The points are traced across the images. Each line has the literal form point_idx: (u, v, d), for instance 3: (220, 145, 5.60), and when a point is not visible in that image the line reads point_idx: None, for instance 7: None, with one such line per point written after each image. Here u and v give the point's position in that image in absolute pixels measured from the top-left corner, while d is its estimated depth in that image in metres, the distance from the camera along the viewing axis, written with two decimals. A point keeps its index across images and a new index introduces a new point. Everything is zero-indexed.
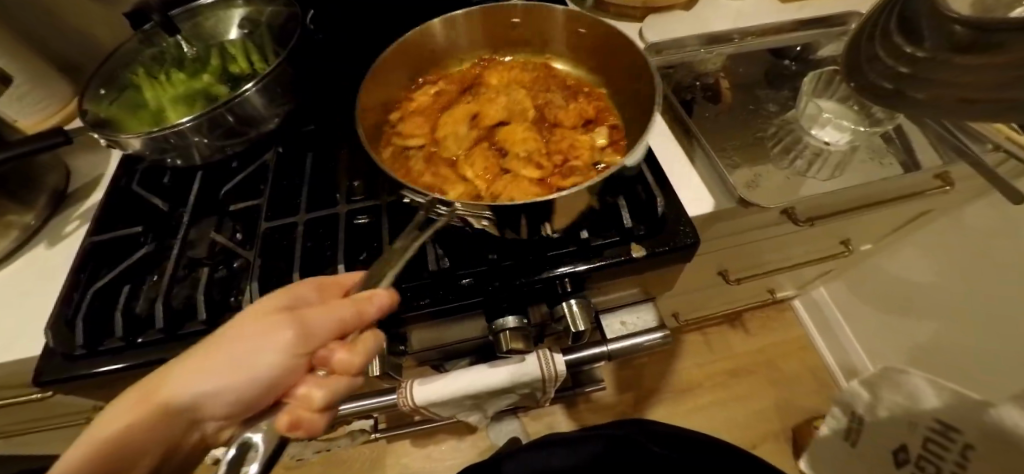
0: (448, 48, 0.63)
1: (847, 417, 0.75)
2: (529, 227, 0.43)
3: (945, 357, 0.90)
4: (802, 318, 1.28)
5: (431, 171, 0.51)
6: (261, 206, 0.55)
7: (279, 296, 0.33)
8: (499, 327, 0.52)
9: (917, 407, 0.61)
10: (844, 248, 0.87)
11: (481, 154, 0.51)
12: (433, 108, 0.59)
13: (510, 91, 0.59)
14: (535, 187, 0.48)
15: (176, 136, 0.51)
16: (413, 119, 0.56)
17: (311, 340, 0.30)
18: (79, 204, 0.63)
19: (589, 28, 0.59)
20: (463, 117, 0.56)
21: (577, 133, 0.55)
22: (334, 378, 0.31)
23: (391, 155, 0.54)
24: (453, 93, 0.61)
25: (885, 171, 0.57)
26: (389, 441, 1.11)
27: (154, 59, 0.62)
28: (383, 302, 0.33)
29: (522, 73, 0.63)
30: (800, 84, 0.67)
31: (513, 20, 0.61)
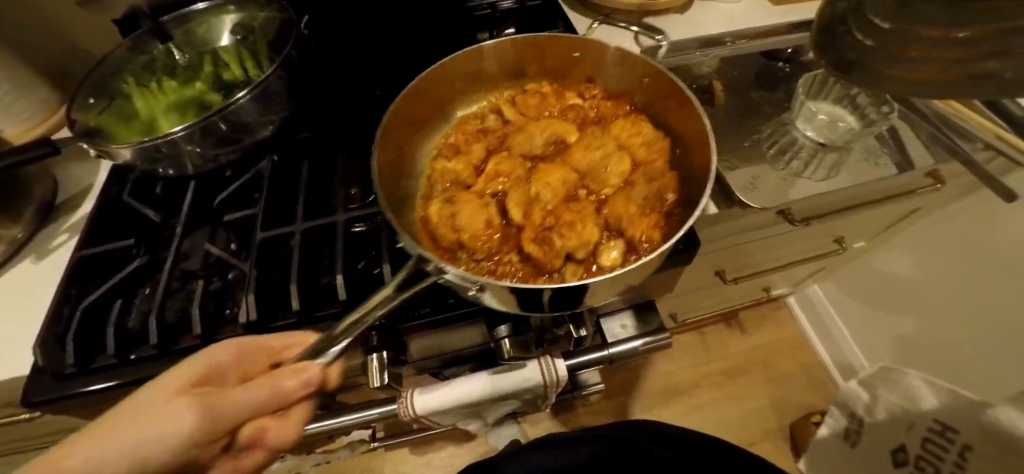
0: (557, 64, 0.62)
1: (847, 419, 0.76)
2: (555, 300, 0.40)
3: (934, 355, 0.92)
4: (798, 316, 1.29)
5: (475, 143, 0.59)
6: (256, 216, 0.54)
7: (193, 367, 0.34)
8: (498, 334, 0.52)
9: (916, 408, 0.61)
10: (838, 246, 0.88)
11: (519, 167, 0.54)
12: (543, 109, 0.60)
13: (617, 148, 0.54)
14: (486, 213, 0.49)
15: (168, 145, 0.50)
16: (525, 101, 0.60)
17: (220, 424, 0.33)
18: (68, 215, 0.61)
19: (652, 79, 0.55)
20: (546, 130, 0.57)
21: (594, 221, 0.48)
22: (250, 453, 0.38)
23: (481, 115, 0.63)
24: (592, 112, 0.60)
25: (878, 172, 0.57)
26: (387, 448, 1.10)
27: (144, 66, 0.60)
28: (313, 377, 0.33)
29: (635, 158, 0.54)
30: (793, 85, 0.67)
31: (578, 55, 0.59)
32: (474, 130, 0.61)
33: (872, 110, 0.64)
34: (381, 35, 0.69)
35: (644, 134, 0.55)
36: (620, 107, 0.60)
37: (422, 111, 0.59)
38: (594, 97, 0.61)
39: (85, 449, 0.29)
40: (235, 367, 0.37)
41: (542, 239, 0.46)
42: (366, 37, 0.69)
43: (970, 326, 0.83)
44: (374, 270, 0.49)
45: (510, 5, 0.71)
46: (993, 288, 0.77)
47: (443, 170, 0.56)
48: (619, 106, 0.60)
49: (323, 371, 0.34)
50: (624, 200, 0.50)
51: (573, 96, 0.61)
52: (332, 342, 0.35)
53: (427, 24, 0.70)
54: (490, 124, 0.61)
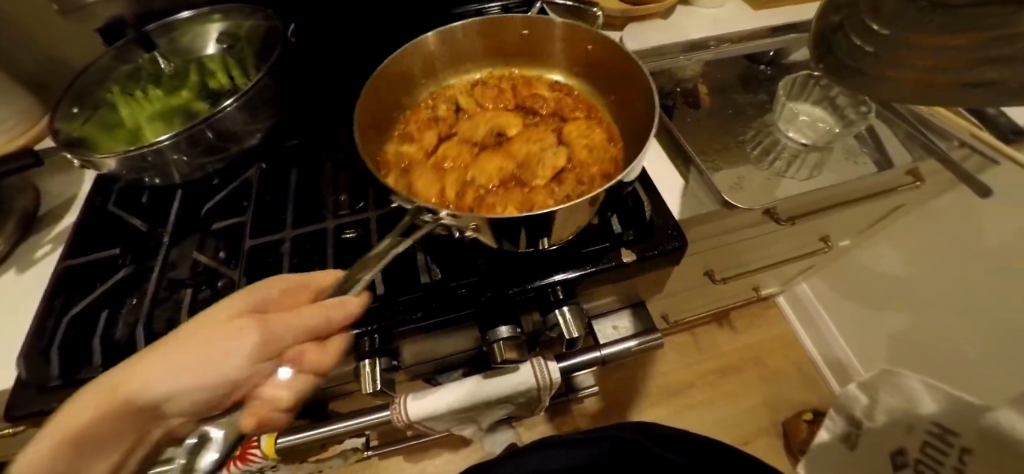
0: (513, 45, 0.63)
1: (844, 421, 0.72)
2: (530, 233, 0.42)
3: (931, 353, 0.92)
4: (787, 314, 1.30)
5: (428, 130, 0.57)
6: (245, 224, 0.54)
7: (244, 298, 0.34)
8: (493, 337, 0.51)
9: (917, 409, 0.58)
10: (823, 244, 0.89)
11: (462, 154, 0.53)
12: (499, 96, 0.61)
13: (559, 144, 0.54)
14: (430, 188, 0.49)
15: (154, 154, 0.50)
16: (481, 92, 0.61)
17: (274, 344, 0.32)
18: (52, 226, 0.60)
19: (597, 44, 0.58)
20: (492, 121, 0.56)
21: (531, 201, 0.47)
22: (297, 379, 0.34)
23: (435, 103, 0.61)
24: (549, 108, 0.60)
25: (858, 170, 0.59)
26: (381, 457, 1.09)
27: (129, 76, 0.60)
28: (353, 308, 0.36)
29: (584, 148, 0.53)
30: (774, 87, 0.69)
31: (520, 31, 0.61)
32: (426, 117, 0.59)
33: (851, 110, 0.66)
34: (369, 43, 0.69)
35: (596, 130, 0.56)
36: (581, 106, 0.60)
37: (392, 98, 0.58)
38: (553, 89, 0.62)
39: (143, 374, 0.28)
40: (279, 304, 0.36)
41: (469, 221, 0.47)
42: (354, 44, 0.69)
43: (967, 326, 0.83)
44: None
45: (496, 12, 0.72)
46: (986, 289, 0.78)
47: (396, 152, 0.55)
48: (577, 103, 0.61)
49: (360, 302, 0.36)
50: (546, 192, 0.48)
51: (539, 88, 0.62)
52: (358, 277, 0.37)
53: (415, 31, 0.70)
54: (440, 112, 0.59)
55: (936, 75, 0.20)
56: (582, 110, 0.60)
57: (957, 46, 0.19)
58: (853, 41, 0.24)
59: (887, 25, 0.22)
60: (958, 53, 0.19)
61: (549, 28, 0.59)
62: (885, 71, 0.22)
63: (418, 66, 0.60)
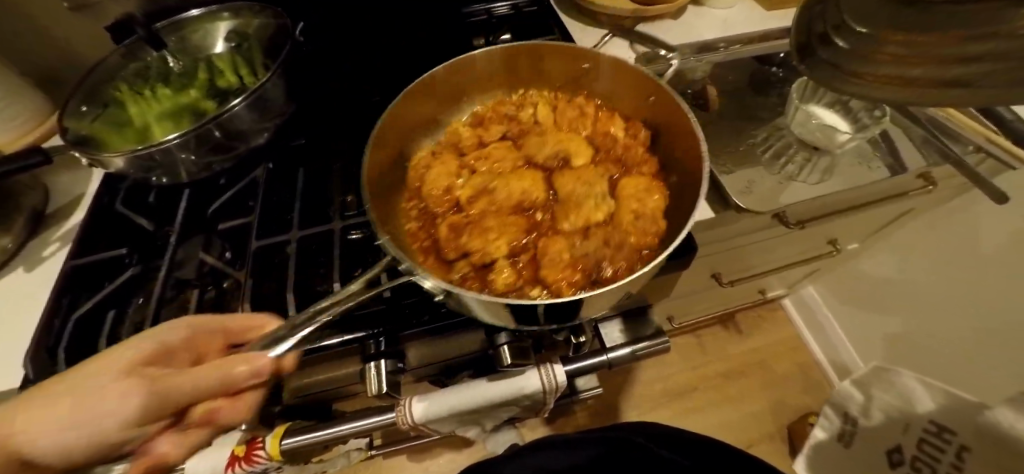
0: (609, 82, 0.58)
1: (840, 419, 0.70)
2: (553, 314, 0.41)
3: (938, 358, 0.90)
4: (793, 317, 1.29)
5: (496, 124, 0.59)
6: (251, 224, 0.54)
7: (144, 347, 0.35)
8: (497, 341, 0.54)
9: (912, 409, 0.58)
10: (832, 248, 0.88)
11: (508, 160, 0.55)
12: (570, 128, 0.58)
13: (609, 201, 0.50)
14: (444, 173, 0.53)
15: (162, 153, 0.50)
16: (564, 112, 0.59)
17: (164, 405, 0.33)
18: (59, 225, 0.61)
19: (674, 118, 0.51)
20: (559, 146, 0.55)
21: (517, 233, 0.48)
22: (194, 431, 0.38)
23: (520, 101, 0.62)
24: (630, 148, 0.55)
25: (871, 175, 0.58)
26: (384, 455, 1.09)
27: (137, 74, 0.60)
28: (265, 368, 0.34)
29: (612, 219, 0.49)
30: (785, 90, 0.68)
31: (583, 65, 0.58)
32: (503, 113, 0.60)
33: (865, 114, 0.65)
34: (378, 41, 0.69)
35: (648, 203, 0.49)
36: (639, 165, 0.54)
37: (454, 94, 0.60)
38: (628, 130, 0.56)
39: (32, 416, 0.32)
40: (190, 348, 0.38)
41: (457, 230, 0.48)
42: (363, 43, 0.69)
43: (965, 332, 0.83)
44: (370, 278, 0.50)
45: (505, 12, 0.72)
46: (983, 288, 0.78)
47: (453, 132, 0.59)
48: (647, 160, 0.54)
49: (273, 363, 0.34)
50: (566, 244, 0.46)
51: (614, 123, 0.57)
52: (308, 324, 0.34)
53: (424, 30, 0.70)
54: (521, 114, 0.60)
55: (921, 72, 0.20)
56: (644, 168, 0.54)
57: (937, 45, 0.19)
58: (830, 37, 0.25)
59: (866, 23, 0.22)
60: (936, 53, 0.19)
61: (641, 77, 0.54)
62: (866, 72, 0.22)
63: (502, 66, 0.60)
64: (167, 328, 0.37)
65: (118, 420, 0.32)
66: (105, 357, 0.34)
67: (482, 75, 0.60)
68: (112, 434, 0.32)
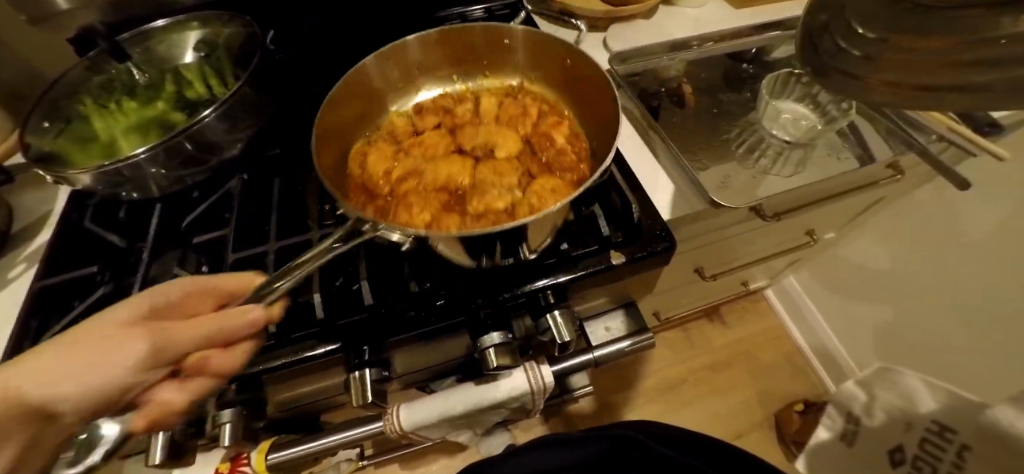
0: (547, 63, 0.61)
1: (842, 416, 0.50)
2: (506, 247, 0.43)
3: (928, 356, 0.91)
4: (775, 307, 1.32)
5: (432, 115, 0.60)
6: (228, 237, 0.53)
7: (146, 303, 0.31)
8: (482, 344, 0.51)
9: (914, 410, 0.43)
10: (809, 238, 0.90)
11: (440, 146, 0.55)
12: (506, 122, 0.58)
13: (517, 194, 0.49)
14: (381, 158, 0.54)
15: (131, 168, 0.48)
16: (507, 106, 0.60)
17: (172, 352, 0.30)
18: (26, 245, 0.59)
19: (598, 89, 0.53)
20: (489, 135, 0.55)
21: (438, 214, 0.47)
22: (193, 381, 0.33)
23: (462, 96, 0.63)
24: (559, 149, 0.55)
25: (842, 166, 0.59)
26: (377, 465, 1.08)
27: (102, 87, 0.58)
28: (259, 317, 0.33)
29: (521, 201, 0.48)
30: (758, 86, 0.69)
31: (505, 40, 0.61)
32: (441, 106, 0.61)
33: (833, 107, 0.66)
34: (351, 47, 0.68)
35: (554, 188, 0.49)
36: (566, 159, 0.53)
37: (394, 85, 0.63)
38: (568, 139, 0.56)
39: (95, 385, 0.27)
40: (194, 308, 0.34)
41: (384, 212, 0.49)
42: (337, 49, 0.68)
43: (952, 326, 0.85)
44: (352, 286, 0.49)
45: (480, 15, 0.71)
46: (958, 282, 0.82)
47: (391, 122, 0.61)
48: (575, 158, 0.54)
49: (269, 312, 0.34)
50: (458, 222, 0.47)
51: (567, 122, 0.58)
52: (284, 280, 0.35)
53: (398, 36, 0.69)
54: (461, 107, 0.60)
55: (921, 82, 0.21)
56: (570, 156, 0.54)
57: (949, 50, 0.19)
58: (835, 41, 0.25)
59: (871, 28, 0.23)
60: (947, 56, 0.19)
61: (566, 51, 0.56)
62: (871, 77, 0.23)
63: (448, 54, 0.63)
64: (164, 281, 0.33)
65: (134, 364, 0.28)
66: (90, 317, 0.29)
67: (425, 64, 0.63)
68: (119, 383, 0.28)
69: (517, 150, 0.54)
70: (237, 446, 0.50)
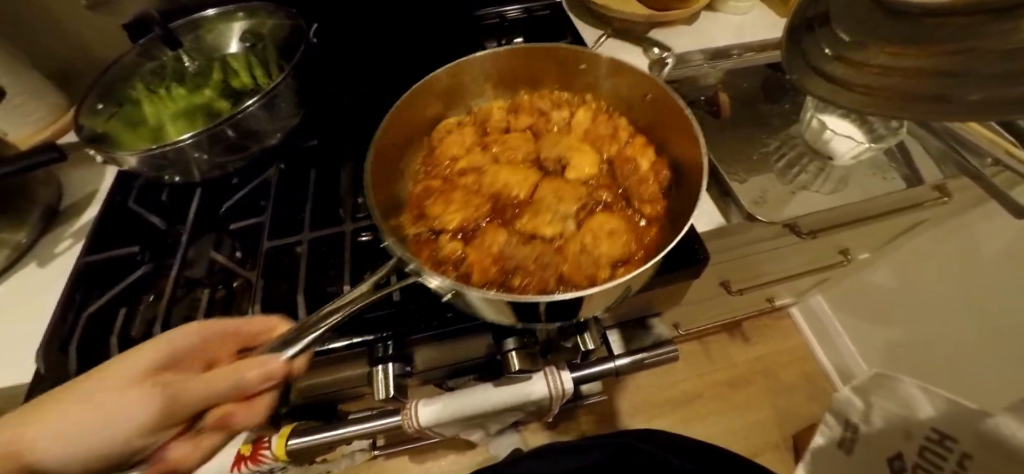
0: (638, 88, 0.56)
1: (840, 425, 0.53)
2: (553, 313, 0.40)
3: (955, 379, 0.88)
4: (800, 326, 1.28)
5: (526, 115, 0.59)
6: (263, 225, 0.54)
7: (159, 349, 0.33)
8: (505, 347, 0.51)
9: (913, 415, 0.44)
10: (843, 257, 0.88)
11: (521, 150, 0.55)
12: (588, 147, 0.55)
13: (568, 226, 0.47)
14: (465, 138, 0.57)
15: (175, 153, 0.50)
16: (596, 130, 0.57)
17: (174, 411, 0.32)
18: (73, 221, 0.61)
19: (689, 152, 0.49)
20: (564, 159, 0.53)
21: (483, 212, 0.50)
22: (207, 437, 0.34)
23: (565, 103, 0.60)
24: (636, 181, 0.52)
25: (887, 186, 0.57)
26: (386, 456, 1.09)
27: (153, 73, 0.60)
28: (274, 373, 0.32)
29: (568, 242, 0.46)
30: (800, 98, 0.67)
31: (578, 65, 0.58)
32: (536, 106, 0.60)
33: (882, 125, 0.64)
34: (390, 43, 0.69)
35: (606, 245, 0.46)
36: (626, 205, 0.51)
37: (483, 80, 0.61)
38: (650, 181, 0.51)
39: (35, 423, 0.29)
40: (205, 352, 0.36)
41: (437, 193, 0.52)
42: (377, 44, 0.69)
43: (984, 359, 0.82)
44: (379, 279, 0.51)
45: (518, 15, 0.71)
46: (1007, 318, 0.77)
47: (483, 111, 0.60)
48: (645, 215, 0.50)
49: (286, 366, 0.32)
50: (501, 239, 0.46)
51: (652, 162, 0.53)
52: (299, 337, 0.33)
53: (437, 33, 0.70)
54: (553, 116, 0.59)
55: (913, 80, 0.24)
56: (637, 210, 0.50)
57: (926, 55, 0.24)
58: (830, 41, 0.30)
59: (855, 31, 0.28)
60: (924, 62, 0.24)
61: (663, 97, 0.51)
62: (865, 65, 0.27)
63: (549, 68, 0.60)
64: (177, 331, 0.34)
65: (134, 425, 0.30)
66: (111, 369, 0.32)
67: (519, 80, 0.62)
68: (122, 439, 0.30)
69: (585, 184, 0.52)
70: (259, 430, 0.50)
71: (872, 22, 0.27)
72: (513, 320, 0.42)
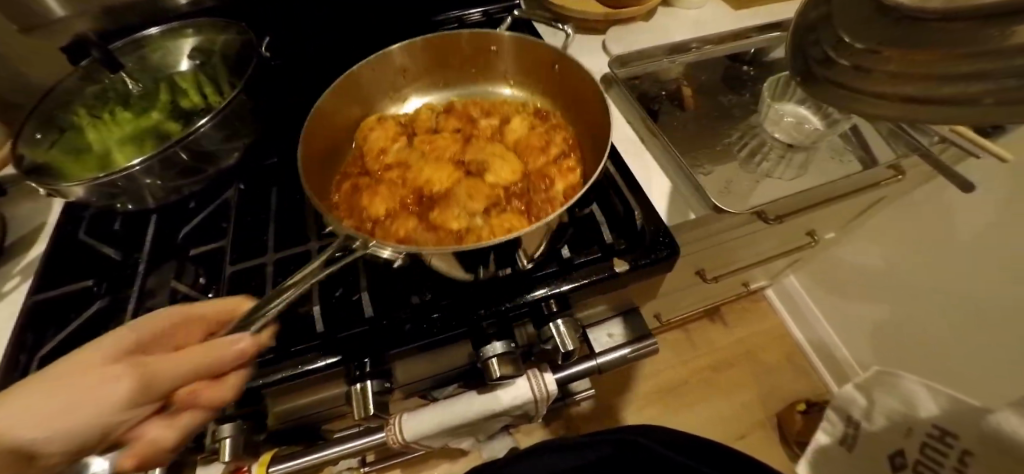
0: (570, 77, 0.57)
1: (843, 422, 0.65)
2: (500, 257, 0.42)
3: (938, 360, 0.90)
4: (776, 307, 1.32)
5: (456, 119, 0.59)
6: (225, 248, 0.52)
7: (120, 336, 0.29)
8: (487, 354, 0.50)
9: (915, 413, 0.53)
10: (810, 239, 0.90)
11: (445, 147, 0.55)
12: (513, 151, 0.55)
13: (475, 220, 0.47)
14: (388, 130, 0.57)
15: (125, 180, 0.48)
16: (526, 138, 0.55)
17: (152, 390, 0.28)
18: (20, 258, 0.58)
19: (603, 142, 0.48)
20: (481, 155, 0.52)
21: (397, 202, 0.50)
22: (182, 416, 0.31)
23: (499, 110, 0.61)
24: (552, 194, 0.50)
25: (845, 169, 0.59)
26: (378, 471, 1.07)
27: (96, 96, 0.57)
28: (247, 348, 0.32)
29: (472, 234, 0.46)
30: (758, 88, 0.69)
31: (491, 47, 0.62)
32: (467, 113, 0.60)
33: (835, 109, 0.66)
34: (348, 53, 0.68)
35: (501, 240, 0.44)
36: (538, 207, 0.49)
37: (418, 74, 0.65)
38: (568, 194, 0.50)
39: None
40: (167, 339, 0.32)
41: (357, 188, 0.53)
42: (334, 54, 0.67)
43: (948, 320, 0.86)
44: (352, 296, 0.50)
45: (477, 19, 0.71)
46: (961, 280, 0.81)
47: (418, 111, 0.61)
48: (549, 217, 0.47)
49: (257, 340, 0.32)
50: (409, 228, 0.47)
51: (574, 174, 0.52)
52: (269, 307, 0.34)
53: (395, 40, 0.69)
54: (482, 122, 0.58)
55: (931, 86, 0.22)
56: (544, 211, 0.48)
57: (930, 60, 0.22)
58: (829, 55, 0.28)
59: (859, 37, 0.25)
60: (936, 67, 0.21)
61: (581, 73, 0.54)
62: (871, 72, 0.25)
63: (478, 58, 0.64)
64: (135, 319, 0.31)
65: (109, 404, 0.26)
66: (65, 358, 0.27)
67: (452, 75, 0.66)
68: (103, 417, 0.26)
69: (499, 193, 0.50)
70: (237, 461, 0.48)
71: (868, 26, 0.25)
72: (467, 271, 0.43)
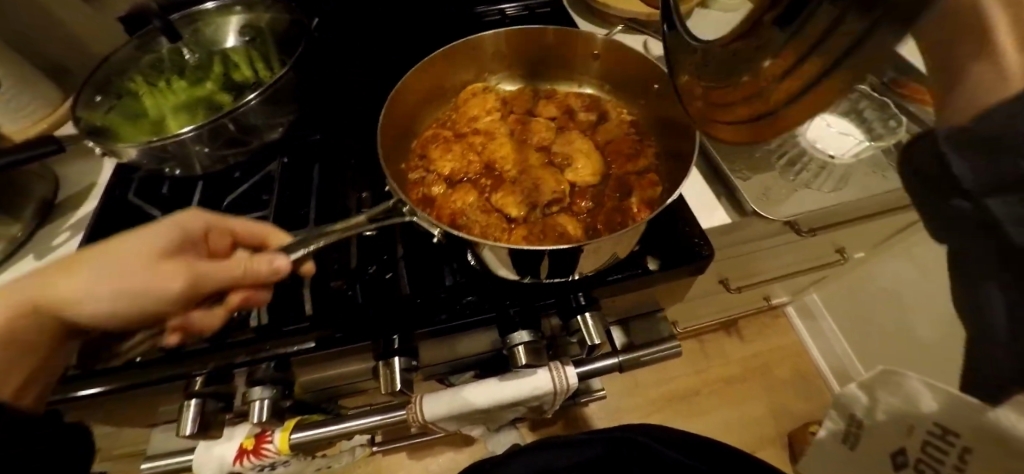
0: (664, 97, 0.53)
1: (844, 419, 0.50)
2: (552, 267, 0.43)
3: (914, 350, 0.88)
4: (796, 325, 1.29)
5: (553, 105, 0.58)
6: (264, 219, 0.53)
7: (169, 234, 0.38)
8: (512, 342, 0.50)
9: (914, 409, 0.38)
10: (838, 256, 0.89)
11: (532, 134, 0.55)
12: (595, 153, 0.53)
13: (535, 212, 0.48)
14: (486, 99, 0.58)
15: (176, 145, 0.50)
16: (614, 141, 0.54)
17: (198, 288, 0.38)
18: (70, 214, 0.60)
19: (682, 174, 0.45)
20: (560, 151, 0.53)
21: (471, 169, 0.53)
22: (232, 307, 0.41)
23: (593, 105, 0.58)
24: (626, 204, 0.49)
25: (887, 184, 0.58)
26: (385, 454, 1.09)
27: (152, 66, 0.59)
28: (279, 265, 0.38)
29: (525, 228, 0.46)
30: None
31: (592, 51, 0.58)
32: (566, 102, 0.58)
33: None
34: (391, 38, 0.69)
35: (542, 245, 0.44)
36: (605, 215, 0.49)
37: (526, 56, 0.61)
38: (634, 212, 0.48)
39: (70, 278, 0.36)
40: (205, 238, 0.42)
41: (441, 142, 0.55)
42: (378, 39, 0.68)
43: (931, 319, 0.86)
44: (385, 274, 0.50)
45: (520, 12, 0.71)
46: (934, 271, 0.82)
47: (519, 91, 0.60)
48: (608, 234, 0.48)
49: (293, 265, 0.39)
50: (474, 198, 0.49)
51: (653, 185, 0.50)
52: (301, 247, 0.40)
53: (439, 28, 0.70)
54: (575, 116, 0.57)
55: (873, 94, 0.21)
56: (610, 224, 0.48)
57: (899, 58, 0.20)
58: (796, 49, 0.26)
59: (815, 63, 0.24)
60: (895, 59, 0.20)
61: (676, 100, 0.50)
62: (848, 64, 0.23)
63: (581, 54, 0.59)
64: (185, 216, 0.40)
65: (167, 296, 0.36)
66: (130, 243, 0.37)
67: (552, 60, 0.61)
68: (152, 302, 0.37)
69: (573, 188, 0.51)
70: (264, 422, 0.51)
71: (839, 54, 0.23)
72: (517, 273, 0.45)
